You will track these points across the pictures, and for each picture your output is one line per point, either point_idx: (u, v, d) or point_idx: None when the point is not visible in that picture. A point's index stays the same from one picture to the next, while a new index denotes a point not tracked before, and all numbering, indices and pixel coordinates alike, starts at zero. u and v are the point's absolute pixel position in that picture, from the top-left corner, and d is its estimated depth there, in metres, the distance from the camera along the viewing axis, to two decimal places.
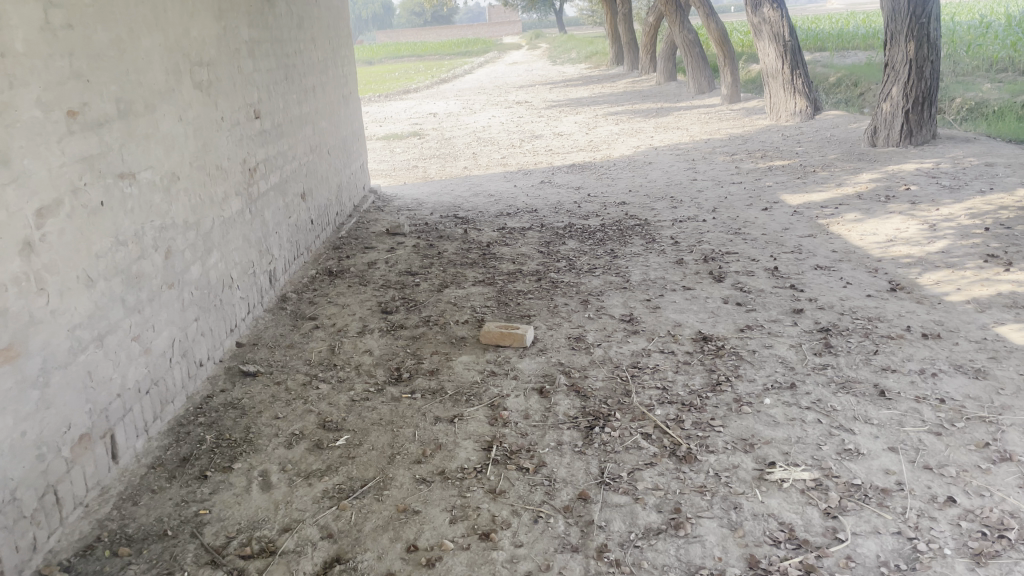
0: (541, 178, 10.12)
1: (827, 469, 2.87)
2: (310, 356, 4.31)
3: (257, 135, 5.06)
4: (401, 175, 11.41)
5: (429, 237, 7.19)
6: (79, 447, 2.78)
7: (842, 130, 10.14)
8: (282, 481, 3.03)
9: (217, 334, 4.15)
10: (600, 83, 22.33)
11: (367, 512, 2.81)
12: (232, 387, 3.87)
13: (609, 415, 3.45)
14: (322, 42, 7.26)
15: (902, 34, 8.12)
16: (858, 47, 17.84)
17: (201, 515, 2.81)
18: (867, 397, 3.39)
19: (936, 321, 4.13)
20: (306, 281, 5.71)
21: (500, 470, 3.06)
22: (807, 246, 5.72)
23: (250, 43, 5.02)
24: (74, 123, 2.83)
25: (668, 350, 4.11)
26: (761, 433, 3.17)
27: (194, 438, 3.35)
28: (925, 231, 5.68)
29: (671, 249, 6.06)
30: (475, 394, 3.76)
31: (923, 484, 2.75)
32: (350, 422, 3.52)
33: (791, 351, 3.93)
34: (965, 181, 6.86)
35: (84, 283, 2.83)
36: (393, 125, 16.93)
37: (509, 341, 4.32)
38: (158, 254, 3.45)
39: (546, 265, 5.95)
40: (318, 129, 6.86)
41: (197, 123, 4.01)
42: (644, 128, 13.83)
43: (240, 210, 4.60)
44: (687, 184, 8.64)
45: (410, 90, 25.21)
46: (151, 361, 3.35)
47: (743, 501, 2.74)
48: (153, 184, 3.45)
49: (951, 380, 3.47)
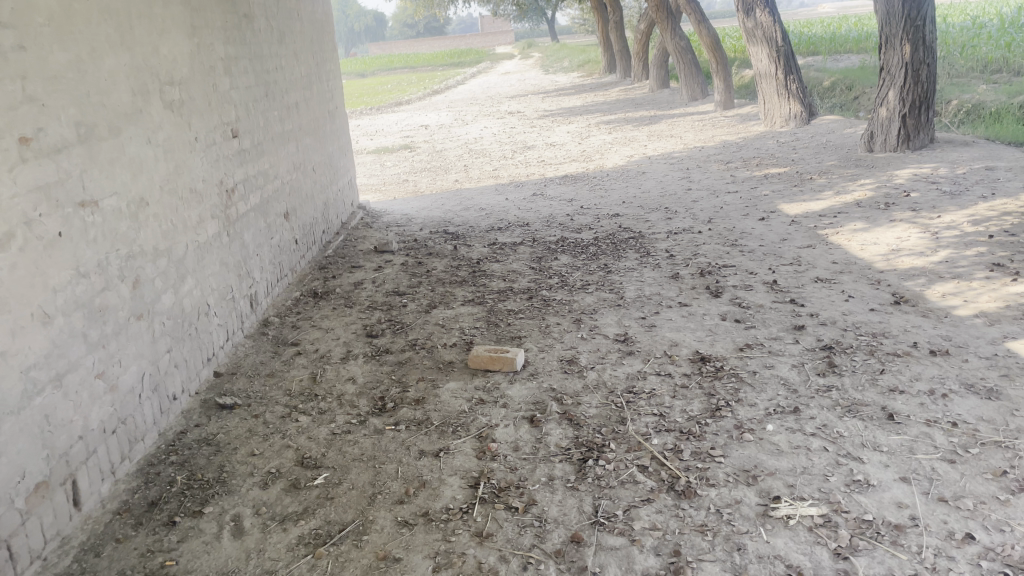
0: (533, 190, 9.96)
1: (836, 503, 2.70)
2: (290, 385, 4.12)
3: (234, 153, 4.88)
4: (392, 190, 11.23)
5: (418, 254, 7.01)
6: (35, 496, 2.59)
7: (838, 135, 10.02)
8: (256, 527, 2.84)
9: (193, 365, 3.96)
10: (594, 92, 22.33)
11: (344, 561, 2.62)
12: (207, 422, 3.68)
13: (603, 446, 3.27)
14: (305, 56, 7.10)
15: (898, 37, 8.01)
16: (851, 50, 17.80)
17: (167, 567, 2.62)
18: (875, 421, 3.21)
19: (943, 336, 3.97)
20: (290, 304, 5.53)
21: (488, 510, 2.87)
22: (807, 258, 5.56)
23: (226, 60, 4.85)
24: (28, 150, 2.66)
25: (664, 373, 3.93)
26: (765, 463, 2.99)
27: (163, 479, 3.16)
28: (928, 240, 5.53)
29: (666, 263, 5.90)
30: (462, 424, 3.57)
31: (939, 519, 2.57)
32: (330, 458, 3.33)
33: (793, 372, 3.75)
34: (966, 186, 6.73)
35: (39, 320, 2.65)
36: (384, 138, 16.80)
37: (498, 366, 4.14)
38: (125, 284, 3.27)
39: (537, 282, 5.78)
40: (302, 145, 6.70)
41: (168, 145, 3.84)
42: (637, 136, 13.69)
43: (216, 234, 4.42)
44: (682, 194, 8.50)
45: (403, 102, 25.03)
46: (118, 398, 3.16)
47: (748, 541, 2.56)
48: (120, 212, 3.28)
49: (963, 402, 3.30)
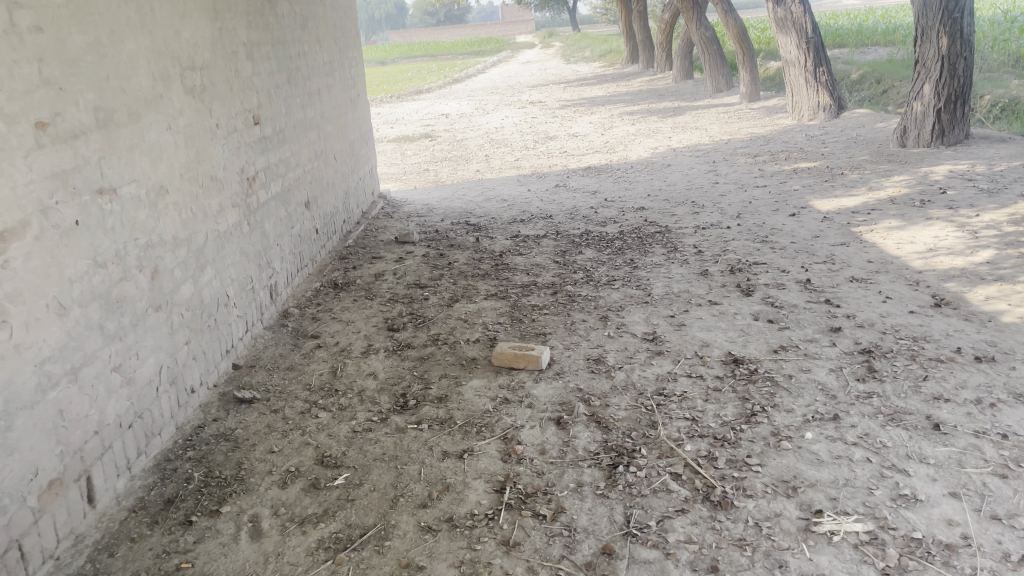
0: (555, 182, 9.80)
1: (882, 519, 2.54)
2: (310, 379, 4.03)
3: (256, 141, 4.77)
4: (413, 179, 11.12)
5: (439, 245, 6.89)
6: (48, 493, 2.52)
7: (868, 130, 9.75)
8: (274, 529, 2.75)
9: (212, 357, 3.88)
10: (615, 83, 22.03)
11: (365, 568, 2.52)
12: (225, 416, 3.60)
13: (634, 451, 3.14)
14: (328, 43, 6.97)
15: (934, 29, 7.74)
16: (879, 43, 17.39)
17: (183, 569, 2.54)
18: (920, 431, 3.05)
19: (988, 341, 3.78)
20: (310, 295, 5.44)
21: (514, 517, 2.75)
22: (841, 256, 5.36)
23: (248, 46, 4.74)
24: (44, 135, 2.57)
25: (696, 374, 3.79)
26: (805, 473, 2.85)
27: (181, 475, 3.09)
28: (966, 240, 5.31)
29: (695, 259, 5.73)
30: (486, 424, 3.46)
31: (993, 539, 2.41)
32: (351, 457, 3.23)
33: (831, 376, 3.59)
34: (1004, 184, 6.48)
35: (55, 312, 2.57)
36: (404, 127, 16.65)
37: (523, 363, 4.02)
38: (143, 274, 3.18)
39: (562, 277, 5.64)
40: (324, 134, 6.59)
41: (189, 131, 3.75)
42: (661, 127, 13.44)
43: (237, 223, 4.33)
44: (708, 187, 8.30)
45: (423, 89, 24.90)
46: (135, 392, 3.09)
47: (790, 558, 2.42)
48: (138, 200, 3.19)
49: (1013, 412, 3.12)
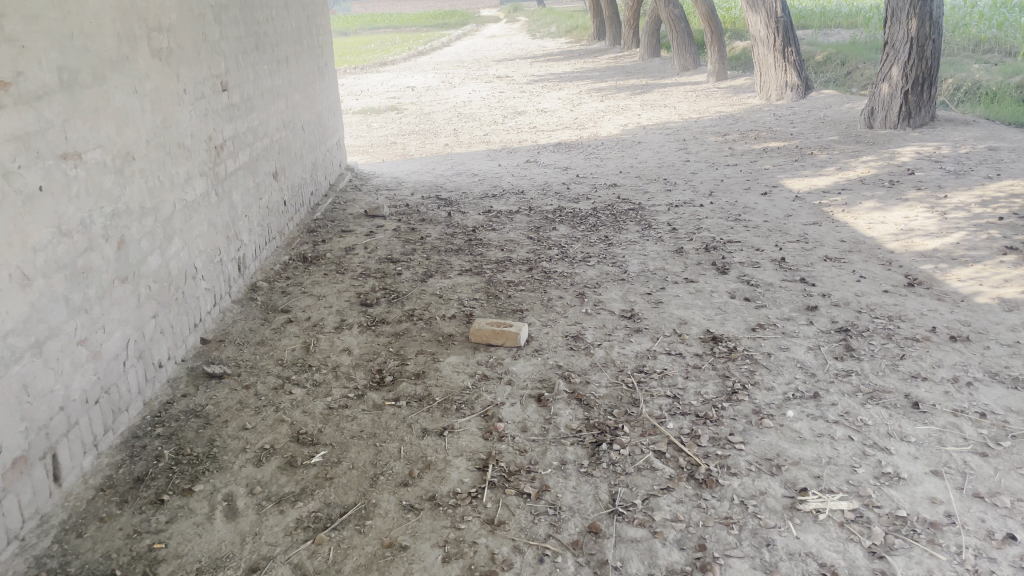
0: (526, 157, 9.68)
1: (867, 497, 2.57)
2: (282, 355, 3.90)
3: (223, 107, 4.55)
4: (379, 152, 10.84)
5: (410, 219, 6.74)
6: (12, 472, 2.37)
7: (835, 111, 9.85)
8: (250, 508, 2.65)
9: (180, 331, 3.72)
10: (583, 59, 21.87)
11: (347, 548, 2.45)
12: (195, 392, 3.46)
13: (616, 429, 3.11)
14: (295, 9, 6.69)
15: (904, 10, 7.82)
16: (842, 24, 17.61)
17: (156, 550, 2.43)
18: (900, 410, 3.09)
19: (962, 321, 3.86)
20: (279, 268, 5.27)
21: (499, 495, 2.71)
22: (814, 235, 5.41)
23: (216, 8, 4.50)
24: (6, 95, 2.38)
25: (675, 352, 3.78)
26: (788, 451, 2.86)
27: (150, 453, 2.95)
28: (936, 220, 5.42)
29: (669, 237, 5.72)
30: (466, 402, 3.39)
31: (975, 516, 2.46)
32: (328, 435, 3.13)
33: (810, 355, 3.62)
34: (969, 166, 6.62)
35: (17, 283, 2.41)
36: (369, 99, 16.21)
37: (501, 340, 3.95)
38: (109, 244, 3.01)
39: (537, 253, 5.57)
40: (291, 102, 6.34)
41: (156, 95, 3.54)
42: (630, 105, 13.39)
43: (204, 192, 4.14)
44: (679, 165, 8.30)
45: (387, 61, 24.41)
46: (101, 366, 2.93)
47: (777, 536, 2.43)
48: (103, 166, 2.99)
49: (989, 391, 3.19)
